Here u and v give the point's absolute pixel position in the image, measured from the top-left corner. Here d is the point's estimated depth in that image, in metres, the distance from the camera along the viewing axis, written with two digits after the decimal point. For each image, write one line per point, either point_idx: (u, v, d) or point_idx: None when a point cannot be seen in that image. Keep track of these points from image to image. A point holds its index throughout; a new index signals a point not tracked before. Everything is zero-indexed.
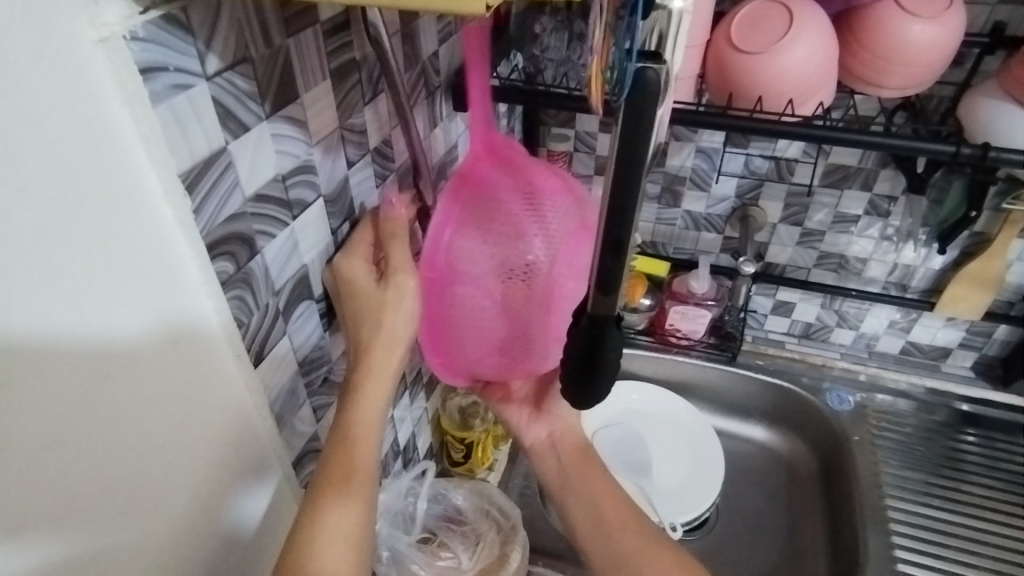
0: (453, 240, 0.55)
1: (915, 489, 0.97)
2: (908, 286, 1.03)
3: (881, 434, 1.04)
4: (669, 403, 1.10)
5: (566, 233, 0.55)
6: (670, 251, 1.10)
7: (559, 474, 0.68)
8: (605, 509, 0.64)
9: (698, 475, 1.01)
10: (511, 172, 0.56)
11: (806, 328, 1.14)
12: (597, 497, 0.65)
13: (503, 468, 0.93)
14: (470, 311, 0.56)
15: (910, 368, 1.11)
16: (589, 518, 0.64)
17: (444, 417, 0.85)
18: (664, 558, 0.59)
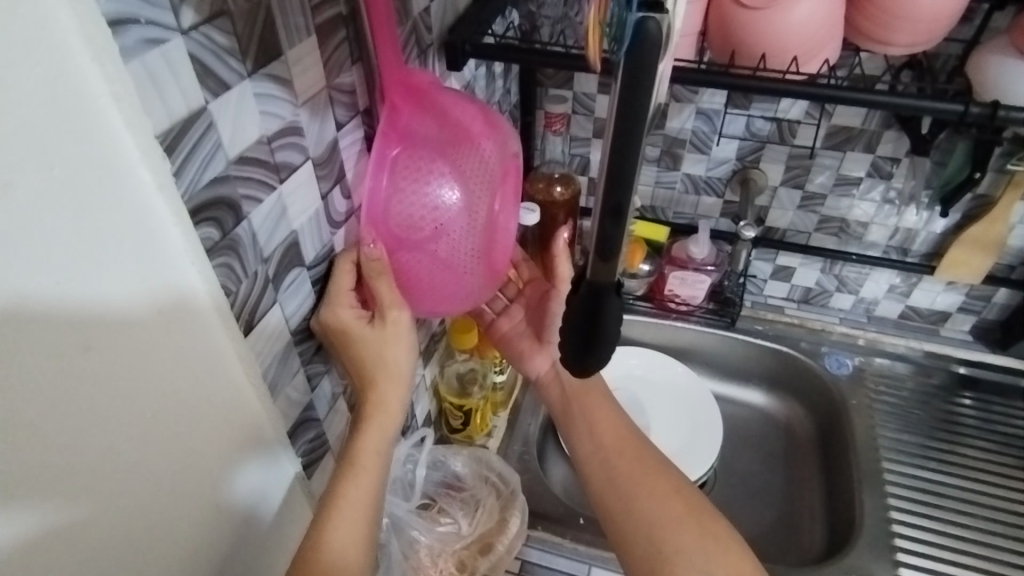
0: (413, 182, 0.48)
1: (911, 452, 0.98)
2: (909, 250, 1.01)
3: (880, 398, 1.04)
4: (668, 369, 1.11)
5: (502, 178, 0.52)
6: (669, 216, 1.09)
7: (564, 406, 0.72)
8: (607, 439, 0.68)
9: (695, 441, 1.02)
10: (434, 115, 0.49)
11: (806, 294, 1.13)
12: (598, 425, 0.69)
13: (501, 435, 0.95)
14: (410, 271, 0.51)
15: (909, 332, 1.10)
16: (590, 446, 0.68)
17: (441, 385, 0.85)
18: (659, 480, 0.64)
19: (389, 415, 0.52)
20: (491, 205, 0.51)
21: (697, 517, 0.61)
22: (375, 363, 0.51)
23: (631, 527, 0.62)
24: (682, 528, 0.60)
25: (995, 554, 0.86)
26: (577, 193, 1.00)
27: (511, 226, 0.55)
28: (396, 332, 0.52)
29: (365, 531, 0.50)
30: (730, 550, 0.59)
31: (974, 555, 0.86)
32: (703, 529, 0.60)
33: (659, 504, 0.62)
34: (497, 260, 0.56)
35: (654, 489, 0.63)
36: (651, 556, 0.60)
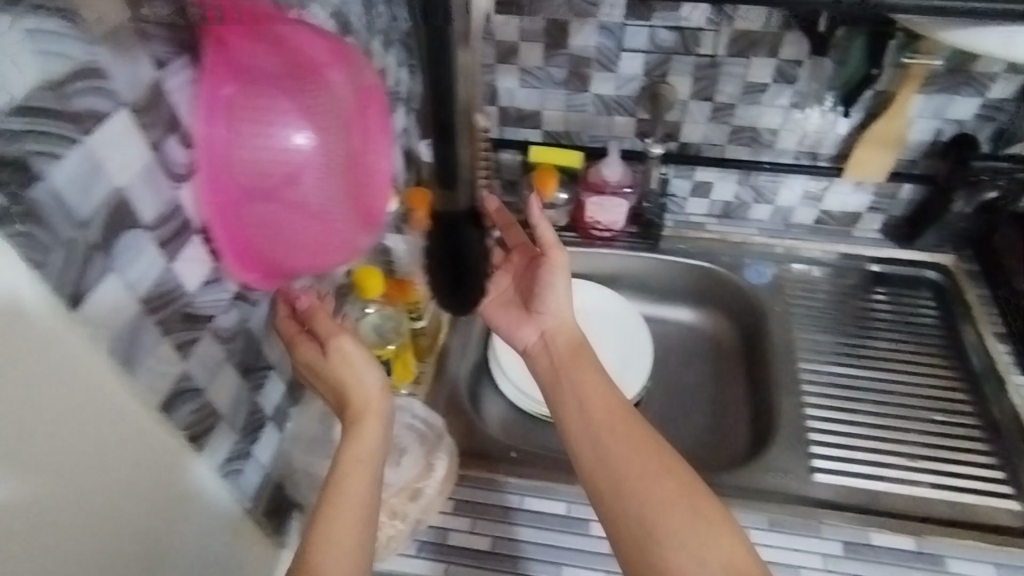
0: (253, 123, 0.43)
1: (826, 349, 1.00)
2: (818, 154, 1.01)
3: (797, 302, 1.07)
4: (603, 300, 1.09)
5: (357, 110, 0.47)
6: (585, 140, 1.04)
7: (552, 375, 0.74)
8: (596, 413, 0.68)
9: (626, 364, 1.03)
10: (266, 44, 0.43)
11: (725, 209, 1.12)
12: (587, 401, 0.70)
13: (430, 378, 0.94)
14: (268, 223, 0.47)
15: (824, 236, 1.11)
16: (580, 420, 0.69)
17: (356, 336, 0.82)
18: (649, 458, 0.64)
19: (370, 428, 0.59)
20: (348, 140, 0.47)
21: (694, 500, 0.62)
22: (340, 387, 0.60)
23: (621, 505, 0.63)
24: (675, 510, 0.61)
25: (908, 435, 0.89)
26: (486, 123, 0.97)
27: (382, 165, 0.51)
28: (354, 360, 0.60)
29: (357, 531, 0.54)
30: (723, 533, 0.60)
31: (892, 439, 0.88)
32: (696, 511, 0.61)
33: (653, 485, 0.63)
34: (372, 203, 0.51)
35: (650, 470, 0.64)
36: (639, 535, 0.61)
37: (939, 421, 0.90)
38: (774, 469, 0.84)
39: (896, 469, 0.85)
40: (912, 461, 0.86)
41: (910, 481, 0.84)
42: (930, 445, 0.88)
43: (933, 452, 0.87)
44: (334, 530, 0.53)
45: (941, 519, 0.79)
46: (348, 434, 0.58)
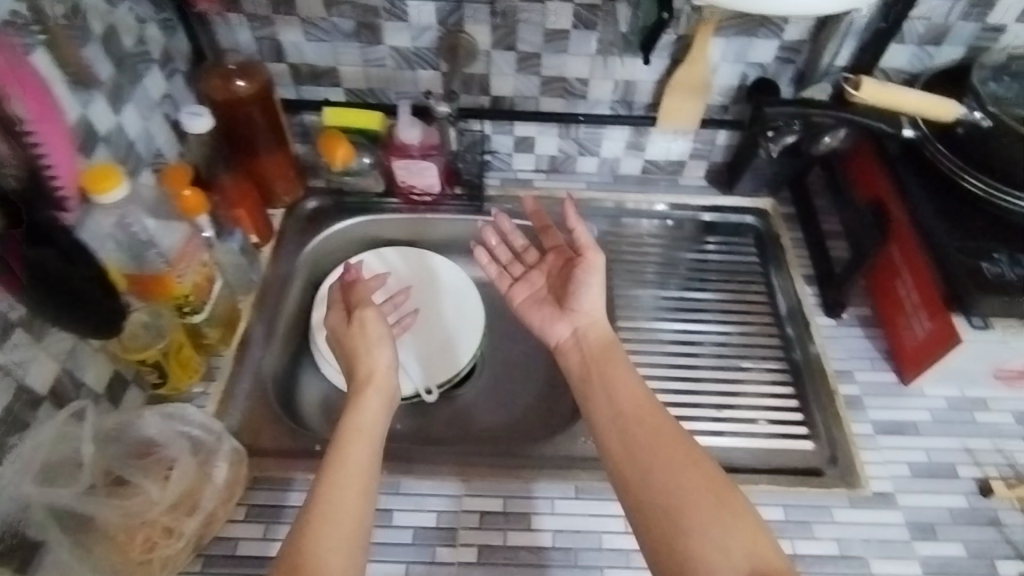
0: None
1: (649, 308, 0.98)
2: (632, 103, 0.97)
3: (622, 257, 1.04)
4: (430, 272, 1.02)
5: None
6: (392, 98, 0.96)
7: (583, 368, 0.77)
8: (625, 410, 0.70)
9: (453, 337, 0.97)
10: None
11: (552, 163, 1.07)
12: (616, 395, 0.72)
13: (226, 375, 0.84)
14: None
15: (654, 186, 1.09)
16: (611, 412, 0.70)
17: (113, 341, 0.74)
18: (684, 452, 0.65)
19: (370, 402, 0.74)
20: None
21: (723, 494, 0.62)
22: (359, 358, 0.78)
23: (648, 496, 0.63)
24: (701, 504, 0.61)
25: (717, 384, 0.89)
26: (266, 84, 0.86)
27: None
28: (380, 334, 0.80)
29: (364, 490, 0.64)
30: (751, 529, 0.60)
31: (702, 393, 0.89)
32: (720, 503, 0.61)
33: (685, 479, 0.63)
34: None
35: (691, 464, 0.64)
36: (671, 526, 0.60)
37: (748, 369, 0.91)
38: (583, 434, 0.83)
39: (701, 424, 0.86)
40: (717, 414, 0.87)
41: (712, 436, 0.85)
42: (737, 393, 0.89)
43: (738, 401, 0.88)
44: (352, 489, 0.63)
45: (737, 468, 0.81)
46: (358, 399, 0.74)
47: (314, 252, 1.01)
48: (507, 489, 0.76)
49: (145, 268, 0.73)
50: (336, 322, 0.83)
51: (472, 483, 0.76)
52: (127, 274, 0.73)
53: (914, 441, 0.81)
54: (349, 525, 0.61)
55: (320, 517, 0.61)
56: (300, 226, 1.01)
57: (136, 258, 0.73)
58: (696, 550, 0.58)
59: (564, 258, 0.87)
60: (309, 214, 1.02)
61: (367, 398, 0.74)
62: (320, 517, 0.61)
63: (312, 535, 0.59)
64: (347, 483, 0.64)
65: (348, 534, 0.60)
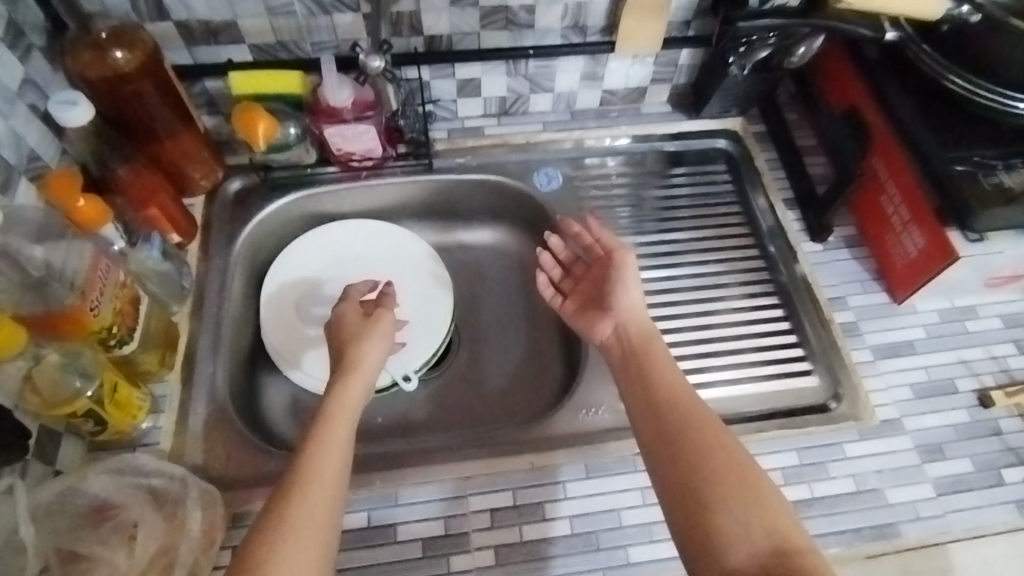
0: None
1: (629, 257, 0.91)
2: (586, 28, 0.85)
3: (592, 200, 0.95)
4: (383, 245, 0.93)
5: None
6: (309, 51, 0.81)
7: (619, 358, 0.73)
8: (660, 394, 0.67)
9: (423, 313, 0.89)
10: None
11: (502, 104, 0.95)
12: (651, 379, 0.68)
13: (178, 404, 0.74)
14: None
15: (614, 118, 0.99)
16: (638, 389, 0.68)
17: (29, 398, 0.59)
18: (717, 436, 0.62)
19: (355, 391, 0.65)
20: None
21: (748, 476, 0.60)
22: (347, 347, 0.70)
23: (675, 481, 0.60)
24: (728, 487, 0.58)
25: (712, 330, 0.85)
26: (154, 52, 0.71)
27: None
28: (384, 326, 0.72)
29: (334, 488, 0.56)
30: (774, 510, 0.58)
31: (698, 340, 0.84)
32: (751, 489, 0.58)
33: (712, 460, 0.60)
34: None
35: (716, 444, 0.62)
36: (694, 505, 0.59)
37: (741, 307, 0.87)
38: (586, 407, 0.77)
39: (701, 375, 0.82)
40: (716, 361, 0.82)
41: (716, 385, 0.81)
42: (733, 336, 0.84)
43: (737, 344, 0.84)
44: (318, 487, 0.55)
45: (745, 416, 0.78)
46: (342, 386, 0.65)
47: (248, 241, 0.88)
48: (516, 480, 0.70)
49: (52, 305, 0.58)
50: (344, 311, 0.74)
51: (476, 479, 0.70)
52: (29, 316, 0.58)
53: (912, 361, 0.80)
54: (314, 531, 0.53)
55: (281, 522, 0.53)
56: (226, 214, 0.88)
57: (38, 295, 0.58)
58: (720, 535, 0.56)
59: (600, 268, 0.82)
60: (234, 196, 0.89)
61: (353, 386, 0.65)
62: (275, 527, 0.52)
63: (266, 542, 0.51)
64: (317, 481, 0.56)
65: (309, 539, 0.52)
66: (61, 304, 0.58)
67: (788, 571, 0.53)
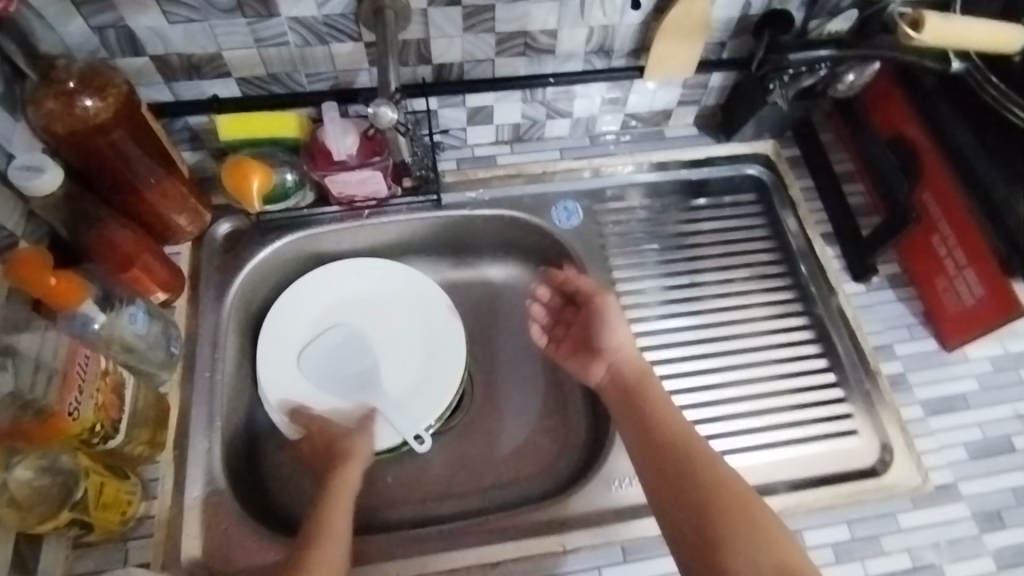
0: None
1: (657, 300, 0.84)
2: (611, 51, 0.77)
3: (614, 236, 0.88)
4: (386, 287, 0.85)
5: None
6: (303, 84, 0.72)
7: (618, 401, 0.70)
8: (663, 441, 0.65)
9: (434, 363, 0.81)
10: None
11: (515, 131, 0.87)
12: (655, 424, 0.66)
13: (171, 488, 0.67)
14: None
15: (639, 144, 0.90)
16: (642, 438, 0.66)
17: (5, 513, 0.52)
18: (726, 484, 0.61)
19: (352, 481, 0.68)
20: None
21: (747, 514, 0.59)
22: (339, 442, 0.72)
23: (692, 530, 0.59)
24: (743, 536, 0.58)
25: (750, 385, 0.79)
26: (125, 95, 0.62)
27: None
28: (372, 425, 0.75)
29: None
30: (778, 548, 0.57)
31: (736, 395, 0.78)
32: (766, 536, 0.57)
33: (710, 504, 0.60)
34: None
35: (712, 486, 0.61)
36: (695, 553, 0.58)
37: (780, 358, 0.81)
38: (620, 478, 0.71)
39: (740, 435, 0.76)
40: (756, 420, 0.76)
41: (757, 447, 0.75)
42: (773, 390, 0.78)
43: (778, 398, 0.78)
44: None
45: (791, 483, 0.72)
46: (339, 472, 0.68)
47: (241, 294, 0.79)
48: (547, 567, 0.65)
49: (22, 413, 0.52)
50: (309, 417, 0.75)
51: (505, 565, 0.66)
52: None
53: (966, 418, 0.74)
54: None
55: None
56: (215, 263, 0.78)
57: (5, 401, 0.52)
58: None
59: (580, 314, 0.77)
60: (223, 241, 0.79)
61: (343, 471, 0.68)
62: None
63: None
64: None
65: None
66: (39, 405, 0.52)
67: None
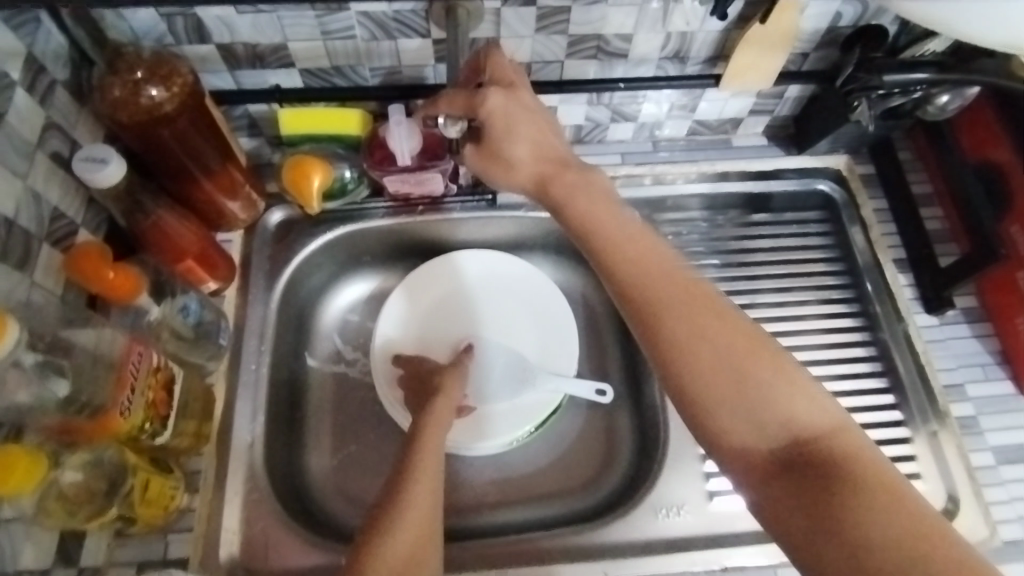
0: None
1: None
2: (687, 58, 0.73)
3: (672, 248, 0.82)
4: (467, 288, 0.80)
5: None
6: (366, 77, 0.69)
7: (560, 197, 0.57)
8: (630, 265, 0.53)
9: (550, 340, 0.78)
10: None
11: (576, 133, 0.82)
12: (620, 245, 0.54)
13: (212, 481, 0.66)
14: None
15: (698, 152, 0.84)
16: (607, 265, 0.54)
17: (56, 502, 0.53)
18: (707, 310, 0.50)
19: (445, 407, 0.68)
20: None
21: (758, 362, 0.49)
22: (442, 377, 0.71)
23: (679, 372, 0.49)
24: (738, 379, 0.48)
25: None
26: (191, 85, 0.61)
27: None
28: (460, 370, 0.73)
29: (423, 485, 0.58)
30: (781, 388, 0.48)
31: None
32: (763, 376, 0.48)
33: (708, 356, 0.49)
34: None
35: (703, 334, 0.49)
36: (702, 422, 0.49)
37: (842, 390, 0.76)
38: (666, 507, 0.68)
39: None
40: None
41: None
42: None
43: None
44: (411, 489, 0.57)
45: None
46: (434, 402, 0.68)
47: (289, 287, 0.76)
48: None
49: (75, 414, 0.53)
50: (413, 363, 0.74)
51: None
52: (48, 425, 0.53)
53: None
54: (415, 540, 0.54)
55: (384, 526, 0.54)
56: (266, 252, 0.76)
57: (55, 404, 0.52)
58: (737, 434, 0.48)
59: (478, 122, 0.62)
60: (275, 229, 0.76)
61: (439, 403, 0.68)
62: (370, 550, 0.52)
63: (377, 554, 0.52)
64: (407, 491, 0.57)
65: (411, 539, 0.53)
66: (95, 402, 0.53)
67: (820, 466, 0.46)
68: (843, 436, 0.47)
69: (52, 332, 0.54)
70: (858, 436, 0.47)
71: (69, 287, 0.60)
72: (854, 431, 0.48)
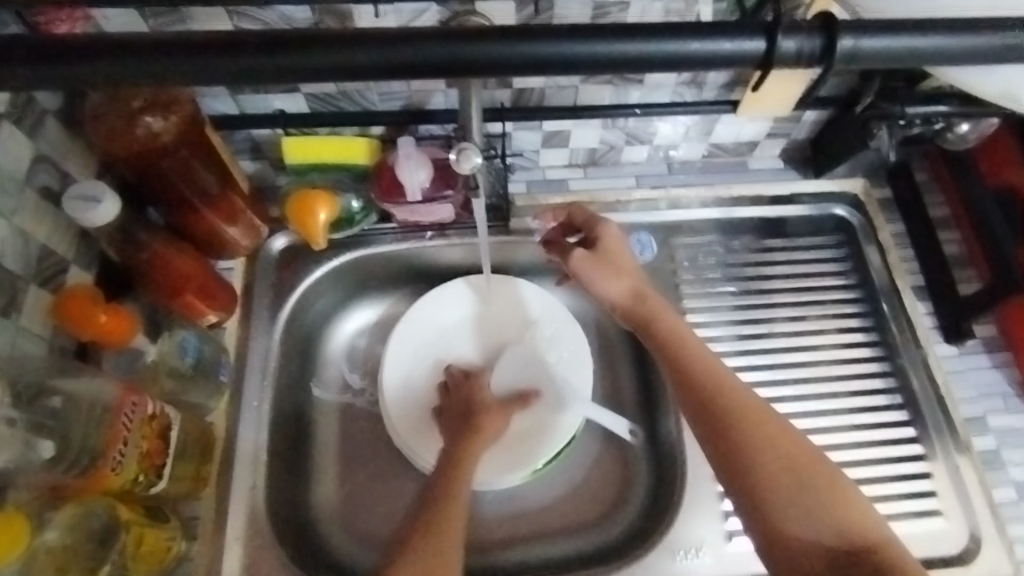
0: None
1: (732, 350, 0.76)
2: (703, 83, 0.71)
3: (687, 274, 0.80)
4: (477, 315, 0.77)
5: None
6: (374, 102, 0.67)
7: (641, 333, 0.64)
8: (695, 392, 0.59)
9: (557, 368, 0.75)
10: None
11: (589, 156, 0.79)
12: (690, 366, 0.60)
13: (210, 526, 0.63)
14: None
15: (714, 176, 0.82)
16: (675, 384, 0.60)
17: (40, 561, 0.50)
18: (764, 428, 0.56)
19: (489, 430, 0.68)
20: None
21: (811, 480, 0.54)
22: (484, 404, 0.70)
23: (736, 482, 0.55)
24: (788, 489, 0.54)
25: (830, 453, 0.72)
26: (189, 112, 0.58)
27: None
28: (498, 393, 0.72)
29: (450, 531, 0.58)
30: (830, 501, 0.53)
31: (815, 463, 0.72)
32: (814, 492, 0.53)
33: (766, 470, 0.54)
34: None
35: (772, 446, 0.55)
36: (757, 511, 0.54)
37: (863, 422, 0.74)
38: (684, 548, 0.67)
39: None
40: None
41: None
42: (856, 459, 0.72)
43: (858, 470, 0.72)
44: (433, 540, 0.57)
45: None
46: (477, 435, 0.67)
47: (293, 317, 0.73)
48: None
49: (65, 471, 0.51)
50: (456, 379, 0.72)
51: None
52: (37, 483, 0.51)
53: None
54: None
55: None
56: (269, 279, 0.72)
57: (41, 465, 0.50)
58: (788, 532, 0.52)
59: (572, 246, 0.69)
60: (279, 255, 0.73)
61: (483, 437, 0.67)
62: None
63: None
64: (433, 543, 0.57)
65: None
66: (88, 451, 0.51)
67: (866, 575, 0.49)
68: (884, 550, 0.51)
69: (39, 382, 0.53)
70: (903, 555, 0.50)
71: (58, 330, 0.58)
72: (894, 546, 0.51)
